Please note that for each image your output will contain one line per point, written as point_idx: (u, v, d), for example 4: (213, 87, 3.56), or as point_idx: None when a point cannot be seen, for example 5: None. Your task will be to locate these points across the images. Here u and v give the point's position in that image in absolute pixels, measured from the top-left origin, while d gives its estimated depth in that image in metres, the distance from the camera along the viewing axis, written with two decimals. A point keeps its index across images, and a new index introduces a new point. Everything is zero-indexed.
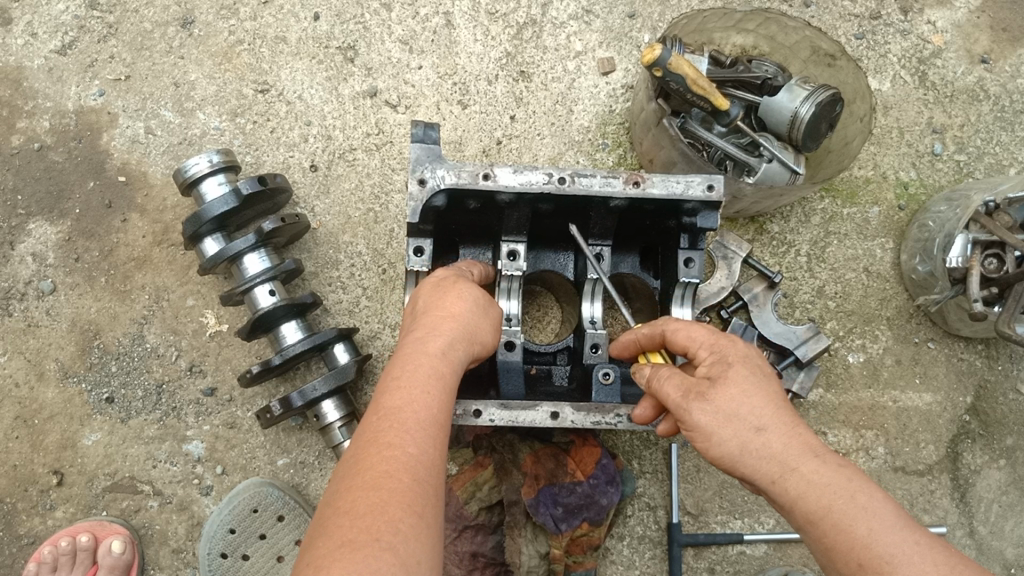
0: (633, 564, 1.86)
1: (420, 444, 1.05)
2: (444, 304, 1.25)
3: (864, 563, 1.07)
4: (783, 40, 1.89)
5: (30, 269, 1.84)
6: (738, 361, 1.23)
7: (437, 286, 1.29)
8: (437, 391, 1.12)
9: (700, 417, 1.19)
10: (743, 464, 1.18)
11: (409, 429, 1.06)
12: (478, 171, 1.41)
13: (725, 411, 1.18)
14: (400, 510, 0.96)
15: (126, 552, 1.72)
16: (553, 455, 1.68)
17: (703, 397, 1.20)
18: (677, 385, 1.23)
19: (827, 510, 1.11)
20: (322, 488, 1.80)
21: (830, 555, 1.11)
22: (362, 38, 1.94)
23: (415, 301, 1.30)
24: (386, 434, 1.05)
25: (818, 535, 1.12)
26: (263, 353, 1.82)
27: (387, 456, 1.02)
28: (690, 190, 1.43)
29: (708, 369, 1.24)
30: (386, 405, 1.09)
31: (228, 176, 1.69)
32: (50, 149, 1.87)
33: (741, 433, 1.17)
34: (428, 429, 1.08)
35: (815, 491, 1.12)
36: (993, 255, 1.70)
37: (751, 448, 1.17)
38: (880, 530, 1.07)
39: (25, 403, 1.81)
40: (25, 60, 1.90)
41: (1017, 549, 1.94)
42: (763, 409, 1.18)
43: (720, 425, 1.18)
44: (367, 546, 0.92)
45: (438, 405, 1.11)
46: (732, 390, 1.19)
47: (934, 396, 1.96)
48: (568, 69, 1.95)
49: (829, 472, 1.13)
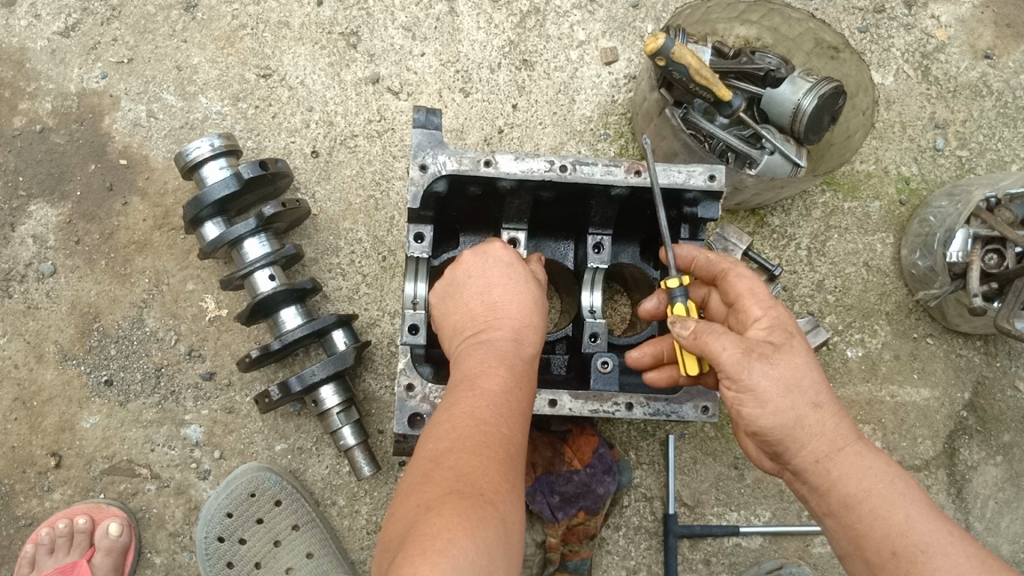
0: (629, 554, 1.86)
1: (512, 425, 1.05)
2: (526, 299, 1.23)
3: (898, 551, 1.11)
4: (787, 32, 1.89)
5: (30, 251, 1.84)
6: (796, 332, 1.22)
7: (511, 273, 1.25)
8: (522, 381, 1.13)
9: (761, 379, 1.16)
10: (790, 440, 1.18)
11: (501, 409, 1.06)
12: (480, 158, 1.42)
13: (786, 378, 1.16)
14: (499, 475, 0.97)
15: (123, 535, 1.73)
16: (550, 444, 1.69)
17: (767, 359, 1.16)
18: (736, 342, 1.17)
19: (866, 494, 1.15)
20: (319, 474, 1.80)
21: (861, 543, 1.15)
22: (365, 24, 1.93)
23: (487, 282, 1.24)
24: (480, 407, 1.05)
25: (850, 521, 1.16)
26: (262, 338, 1.82)
27: (483, 427, 1.02)
28: (692, 180, 1.44)
29: (766, 334, 1.21)
30: (479, 384, 1.08)
31: (228, 161, 1.69)
32: (51, 131, 1.87)
33: (800, 407, 1.17)
34: (516, 413, 1.08)
35: (857, 476, 1.16)
36: (993, 251, 1.70)
37: (805, 423, 1.17)
38: (916, 519, 1.11)
39: (25, 384, 1.81)
40: (28, 41, 1.90)
41: (1012, 546, 1.95)
42: (821, 385, 1.18)
43: (780, 394, 1.16)
44: (475, 499, 0.92)
45: (523, 395, 1.11)
46: (793, 358, 1.18)
47: (932, 391, 1.96)
48: (570, 58, 1.95)
49: (871, 458, 1.18)
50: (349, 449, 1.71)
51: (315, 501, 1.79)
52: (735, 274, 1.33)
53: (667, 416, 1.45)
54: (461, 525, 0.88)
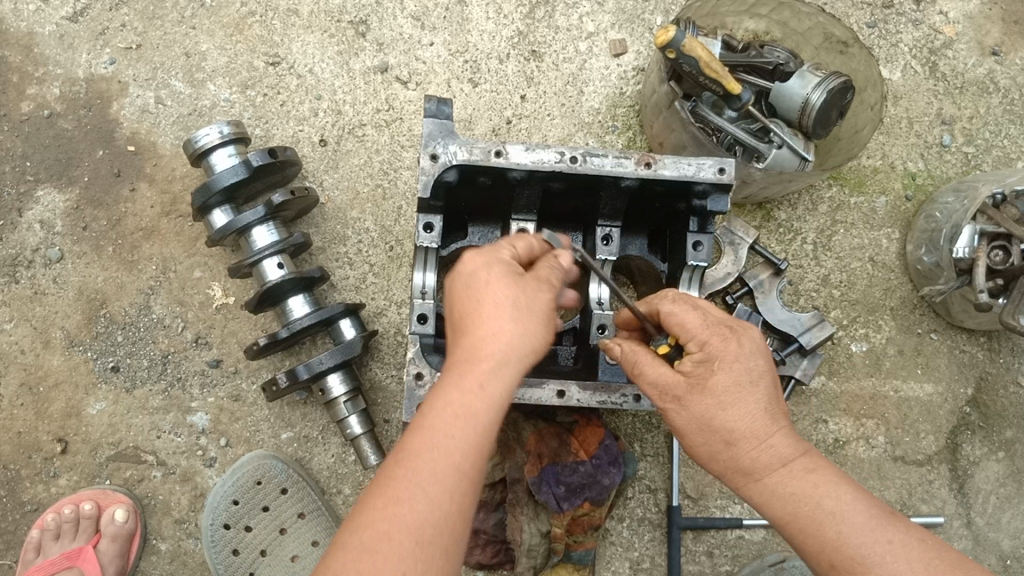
0: (632, 545, 1.87)
1: (433, 501, 0.99)
2: (489, 316, 1.10)
3: (837, 563, 1.15)
4: (796, 26, 1.89)
5: (37, 237, 1.83)
6: (722, 367, 1.21)
7: (480, 285, 1.13)
8: (461, 435, 1.04)
9: (676, 421, 1.25)
10: (708, 466, 1.27)
11: (421, 482, 1.00)
12: (491, 148, 1.41)
13: (698, 420, 1.22)
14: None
15: (128, 522, 1.73)
16: (556, 434, 1.69)
17: (679, 403, 1.23)
18: (654, 385, 1.25)
19: (794, 516, 1.19)
20: (325, 463, 1.80)
21: (803, 555, 1.20)
22: (374, 13, 1.93)
23: (474, 286, 1.13)
24: (397, 484, 0.99)
25: (789, 536, 1.21)
26: (268, 326, 1.82)
27: (391, 513, 0.97)
28: (701, 172, 1.43)
29: (689, 370, 1.24)
30: (408, 446, 1.03)
31: (238, 148, 1.68)
32: (59, 116, 1.86)
33: (714, 443, 1.23)
34: (445, 485, 1.00)
35: (782, 499, 1.21)
36: (999, 247, 1.72)
37: (721, 458, 1.24)
38: (848, 534, 1.15)
39: (30, 370, 1.81)
40: (36, 26, 1.89)
41: (1013, 541, 1.96)
42: (737, 423, 1.21)
43: (693, 431, 1.24)
44: None
45: (460, 452, 1.03)
46: (707, 400, 1.21)
47: (935, 386, 1.97)
48: (579, 50, 1.95)
49: (796, 482, 1.21)
50: (356, 438, 1.71)
51: (321, 489, 1.80)
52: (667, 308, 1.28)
53: None
54: None
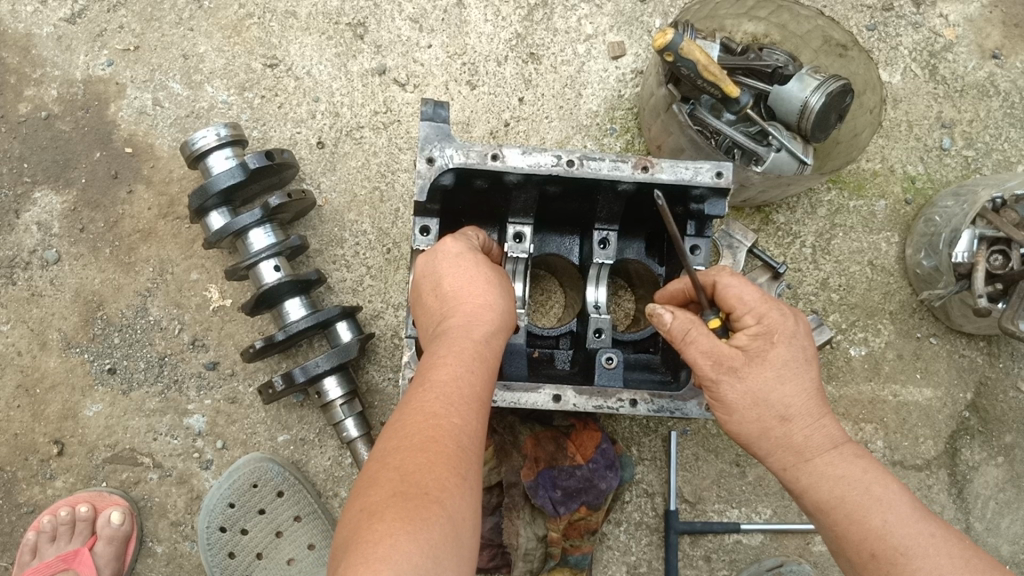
0: (630, 549, 1.86)
1: (465, 416, 1.05)
2: (480, 289, 1.22)
3: (878, 553, 1.14)
4: (795, 29, 1.88)
5: (34, 239, 1.83)
6: (782, 340, 1.22)
7: (462, 265, 1.25)
8: (479, 371, 1.12)
9: (727, 392, 1.22)
10: (756, 446, 1.25)
11: (453, 402, 1.06)
12: (487, 151, 1.41)
13: (754, 393, 1.21)
14: (445, 469, 0.97)
15: (124, 524, 1.73)
16: (553, 438, 1.68)
17: (735, 373, 1.21)
18: (707, 354, 1.22)
19: (840, 500, 1.18)
20: (322, 466, 1.80)
21: (842, 544, 1.19)
22: (373, 15, 1.93)
23: (440, 277, 1.24)
24: (431, 403, 1.05)
25: (830, 524, 1.20)
26: (266, 329, 1.82)
27: (432, 422, 1.02)
28: (698, 176, 1.43)
29: (747, 340, 1.23)
30: (431, 378, 1.08)
31: (235, 151, 1.68)
32: (56, 118, 1.86)
33: (767, 419, 1.22)
34: (471, 404, 1.07)
35: (830, 482, 1.20)
36: (999, 252, 1.70)
37: (773, 435, 1.23)
38: (894, 523, 1.15)
39: (27, 372, 1.81)
40: (34, 27, 1.89)
41: (1012, 547, 1.95)
42: (791, 398, 1.21)
43: (745, 406, 1.22)
44: (417, 499, 0.93)
45: (480, 384, 1.11)
46: (767, 371, 1.21)
47: (934, 391, 1.96)
48: (577, 52, 1.94)
49: (843, 466, 1.21)
50: (352, 441, 1.70)
51: (318, 492, 1.80)
52: (726, 280, 1.28)
53: (671, 413, 1.43)
54: (402, 527, 0.89)
